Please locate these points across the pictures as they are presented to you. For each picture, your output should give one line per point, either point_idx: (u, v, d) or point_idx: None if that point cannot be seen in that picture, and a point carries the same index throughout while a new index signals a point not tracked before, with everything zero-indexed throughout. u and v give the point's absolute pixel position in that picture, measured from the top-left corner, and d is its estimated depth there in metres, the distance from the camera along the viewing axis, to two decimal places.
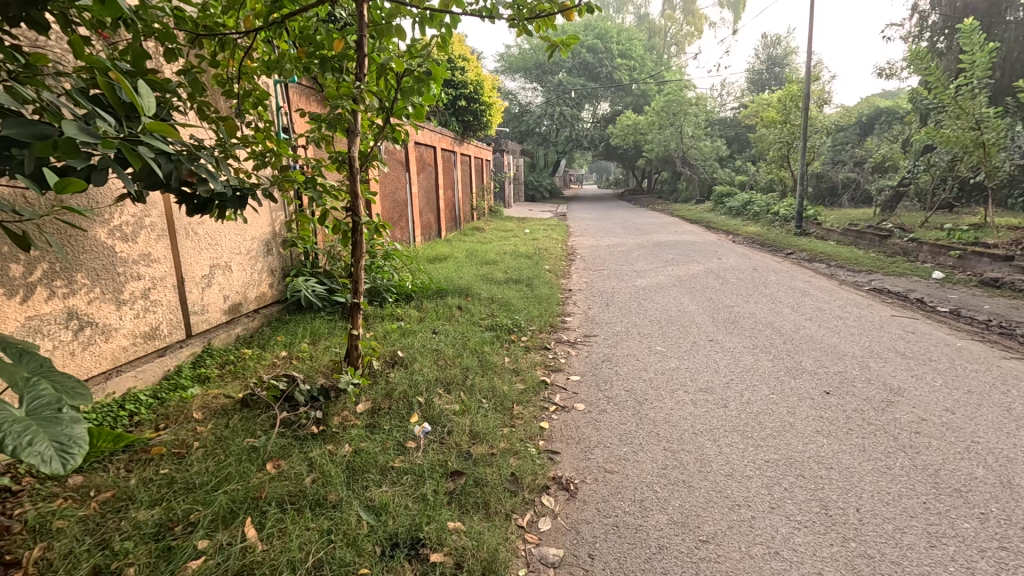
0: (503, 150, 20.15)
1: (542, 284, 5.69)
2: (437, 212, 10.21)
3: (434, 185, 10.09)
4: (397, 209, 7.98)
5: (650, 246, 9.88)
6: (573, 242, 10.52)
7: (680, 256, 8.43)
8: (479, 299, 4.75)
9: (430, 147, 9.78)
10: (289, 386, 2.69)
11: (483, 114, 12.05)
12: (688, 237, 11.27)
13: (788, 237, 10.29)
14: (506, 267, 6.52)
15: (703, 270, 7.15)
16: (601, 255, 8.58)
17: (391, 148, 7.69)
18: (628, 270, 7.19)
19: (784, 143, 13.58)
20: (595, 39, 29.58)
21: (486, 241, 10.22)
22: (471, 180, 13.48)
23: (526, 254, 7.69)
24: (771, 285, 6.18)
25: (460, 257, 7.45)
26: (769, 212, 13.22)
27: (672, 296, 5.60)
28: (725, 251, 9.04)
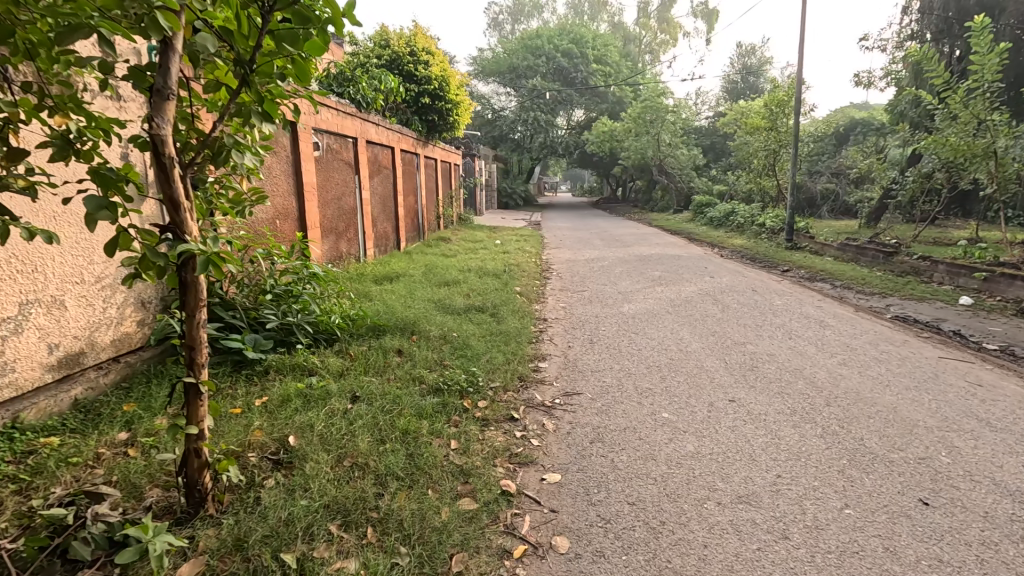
0: (474, 154, 19.17)
1: (512, 314, 4.63)
2: (395, 221, 9.10)
3: (392, 190, 8.98)
4: (342, 217, 6.83)
5: (634, 261, 8.96)
6: (548, 255, 9.55)
7: (668, 274, 7.50)
8: (427, 341, 3.65)
9: (387, 147, 8.65)
10: (81, 522, 1.66)
11: (450, 113, 10.95)
12: (671, 249, 10.45)
13: (780, 252, 9.53)
14: (470, 289, 5.45)
15: (697, 292, 6.21)
16: (579, 272, 7.58)
17: (335, 145, 6.57)
18: (611, 291, 6.22)
19: (768, 152, 12.94)
20: (570, 44, 28.96)
21: (452, 254, 9.13)
22: (437, 185, 12.40)
23: (494, 271, 6.61)
24: (780, 312, 5.26)
25: (416, 276, 6.30)
26: (754, 224, 12.53)
27: (669, 329, 4.60)
28: (716, 268, 8.16)
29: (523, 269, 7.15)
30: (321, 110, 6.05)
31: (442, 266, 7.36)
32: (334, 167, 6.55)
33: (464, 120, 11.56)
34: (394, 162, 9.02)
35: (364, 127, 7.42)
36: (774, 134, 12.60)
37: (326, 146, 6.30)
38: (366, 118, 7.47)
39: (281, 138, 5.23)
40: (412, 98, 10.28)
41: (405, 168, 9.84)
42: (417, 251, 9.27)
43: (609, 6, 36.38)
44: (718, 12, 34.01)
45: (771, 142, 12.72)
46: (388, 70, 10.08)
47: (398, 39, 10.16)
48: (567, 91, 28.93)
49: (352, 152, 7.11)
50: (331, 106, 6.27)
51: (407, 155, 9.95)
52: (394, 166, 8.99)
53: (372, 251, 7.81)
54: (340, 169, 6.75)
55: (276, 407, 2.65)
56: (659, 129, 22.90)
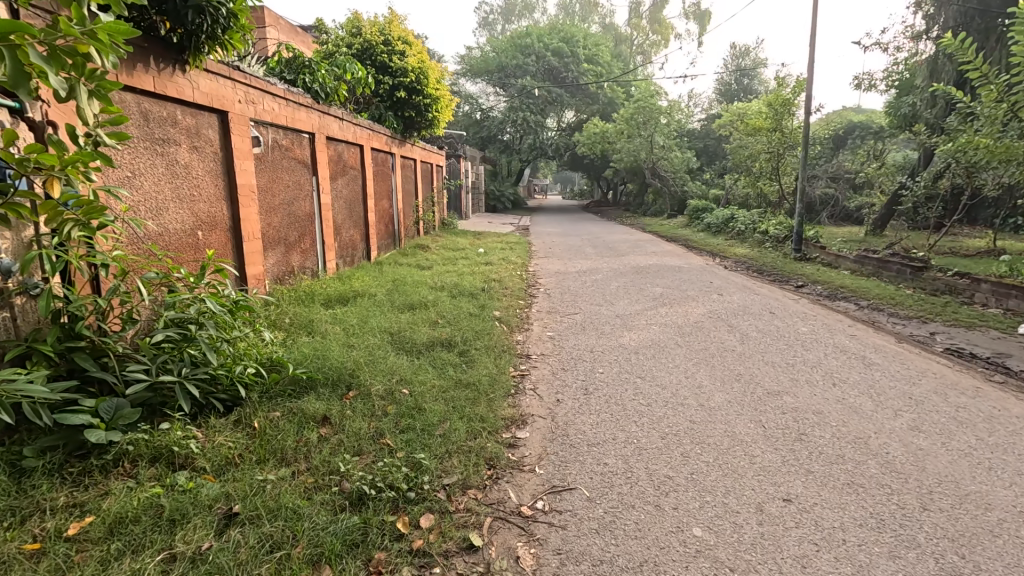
0: (459, 156, 18.28)
1: (486, 352, 3.70)
2: (364, 229, 8.15)
3: (361, 194, 8.02)
4: (294, 225, 5.87)
5: (630, 273, 8.10)
6: (536, 266, 8.66)
7: (671, 290, 6.62)
8: (366, 403, 2.72)
9: (354, 145, 7.69)
10: None
11: (429, 109, 10.00)
12: (669, 259, 9.64)
13: (789, 263, 8.70)
14: (439, 315, 4.54)
15: (708, 315, 5.32)
16: (570, 287, 6.68)
17: (285, 142, 5.61)
18: (607, 313, 5.34)
19: (771, 154, 12.17)
20: (560, 43, 28.12)
21: (428, 265, 8.20)
22: (416, 188, 11.48)
23: (471, 288, 5.68)
24: (811, 345, 4.38)
25: (378, 297, 5.35)
26: (756, 231, 11.76)
27: (681, 370, 3.70)
28: (723, 283, 7.30)
29: (505, 284, 6.23)
30: (265, 99, 5.09)
31: (413, 281, 6.41)
32: (283, 167, 5.58)
33: (445, 117, 10.60)
34: (365, 162, 8.08)
35: (324, 122, 6.47)
36: (777, 135, 11.82)
37: (272, 142, 5.34)
38: (327, 111, 6.52)
39: (206, 132, 4.26)
40: (385, 91, 9.35)
41: (377, 170, 8.89)
42: (390, 262, 8.33)
43: (600, 7, 35.70)
44: (710, 14, 33.36)
45: (775, 145, 11.93)
46: (360, 60, 9.17)
47: (371, 27, 9.23)
48: (557, 91, 28.13)
49: (308, 151, 6.16)
50: (279, 95, 5.32)
51: (380, 155, 9.01)
52: (364, 166, 8.04)
53: (334, 263, 6.85)
54: (292, 170, 5.81)
55: (98, 545, 1.68)
56: (652, 131, 22.16)
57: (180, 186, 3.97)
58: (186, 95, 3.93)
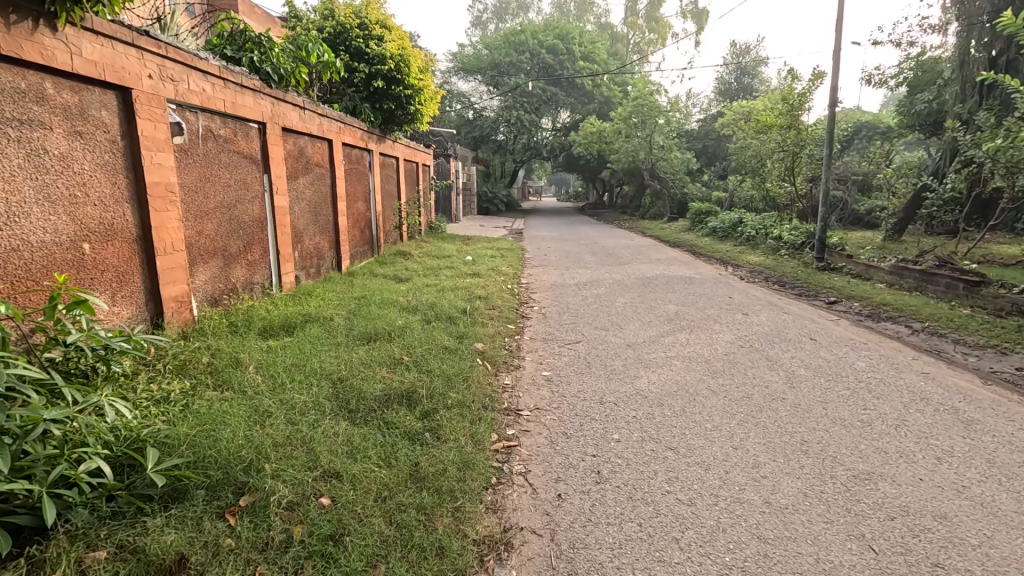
0: (449, 155, 17.33)
1: (456, 413, 2.72)
2: (334, 235, 7.16)
3: (328, 195, 7.03)
4: (236, 233, 4.85)
5: (637, 285, 7.16)
6: (529, 277, 7.70)
7: (687, 309, 5.65)
8: (257, 528, 1.73)
9: (320, 140, 6.69)
10: None
11: (411, 102, 8.98)
12: (677, 268, 8.71)
13: (813, 275, 7.77)
14: (405, 350, 3.56)
15: (739, 345, 4.36)
16: (569, 305, 5.72)
17: (222, 131, 4.60)
18: (616, 341, 4.38)
19: (784, 154, 11.18)
20: (556, 40, 27.18)
21: (407, 276, 7.19)
22: (398, 188, 10.48)
23: (450, 309, 4.68)
24: (879, 390, 3.42)
25: (335, 321, 4.37)
26: (768, 237, 10.85)
27: (724, 435, 2.73)
28: (744, 299, 6.34)
29: (493, 303, 5.26)
30: (191, 77, 4.08)
31: (384, 297, 5.42)
32: (220, 162, 4.58)
33: (430, 111, 9.61)
34: (335, 159, 7.09)
35: (278, 111, 5.48)
36: (791, 133, 10.82)
37: (203, 131, 4.33)
38: (283, 97, 5.52)
39: (97, 113, 3.26)
40: (362, 81, 8.35)
41: (351, 168, 7.90)
42: (364, 273, 7.33)
43: (596, 6, 34.94)
44: (708, 13, 32.59)
45: (789, 144, 10.92)
46: (333, 46, 8.18)
47: (346, 8, 8.23)
48: (552, 90, 27.20)
49: (257, 143, 5.16)
50: (213, 73, 4.32)
51: (355, 151, 8.03)
52: (333, 164, 7.06)
53: (292, 276, 5.85)
54: (235, 166, 4.81)
55: None
56: (650, 130, 21.30)
57: (49, 184, 2.96)
58: (59, 62, 2.92)
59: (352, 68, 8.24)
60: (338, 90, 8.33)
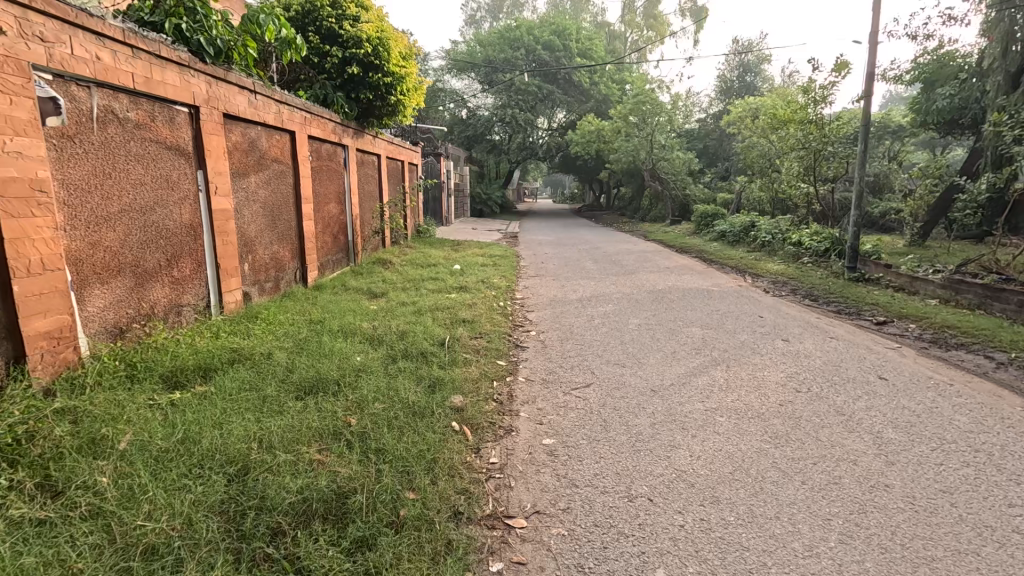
0: (440, 154, 16.36)
1: (409, 541, 1.74)
2: (297, 243, 6.17)
3: (290, 196, 6.02)
4: (156, 244, 3.85)
5: (650, 300, 6.20)
6: (525, 289, 6.72)
7: (715, 335, 4.68)
8: None
9: (277, 131, 5.67)
10: None
11: (393, 92, 7.94)
12: (691, 279, 7.76)
13: (847, 287, 6.84)
14: (351, 414, 2.57)
15: (794, 390, 3.39)
16: (573, 330, 4.74)
17: (133, 114, 3.60)
18: (636, 385, 3.41)
19: (803, 152, 10.12)
20: (551, 36, 26.21)
21: (383, 290, 6.19)
22: (380, 189, 9.48)
23: (424, 341, 3.69)
24: (1012, 468, 2.46)
25: (276, 358, 3.38)
26: (786, 243, 9.92)
27: (830, 572, 1.74)
28: (779, 319, 5.38)
29: (481, 330, 4.26)
30: (77, 39, 3.08)
31: (347, 320, 4.44)
32: (130, 154, 3.58)
33: (414, 102, 8.61)
34: (299, 154, 6.10)
35: (217, 94, 4.48)
36: (811, 129, 9.74)
37: (101, 114, 3.34)
38: (224, 77, 4.52)
39: None
40: (335, 67, 7.33)
41: (321, 166, 6.91)
42: (333, 287, 6.32)
43: (592, 5, 34.06)
44: (707, 10, 31.74)
45: (811, 140, 9.81)
46: (301, 26, 7.18)
47: None
48: (548, 87, 26.23)
49: (186, 132, 4.15)
50: (114, 37, 3.32)
51: (326, 146, 7.04)
52: (296, 161, 6.06)
53: (239, 293, 4.85)
54: (152, 159, 3.80)
55: None
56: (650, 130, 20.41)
57: None
58: None
59: (323, 52, 7.23)
60: (308, 76, 7.31)
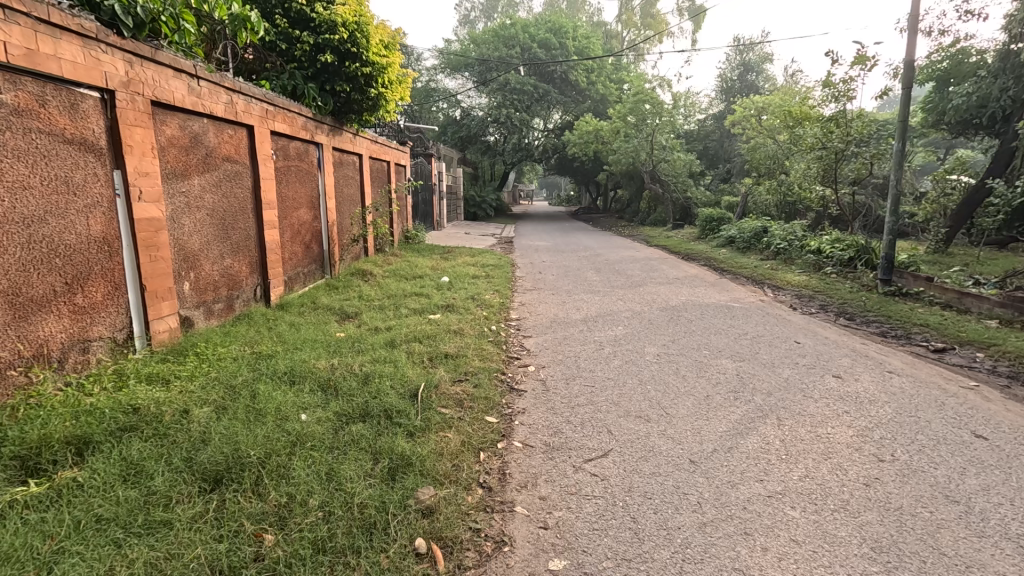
0: (431, 155, 15.56)
1: None
2: (256, 255, 5.32)
3: (247, 202, 5.18)
4: (48, 265, 3.00)
5: (665, 320, 5.41)
6: (522, 306, 5.90)
7: (751, 370, 3.88)
8: None
9: (230, 125, 4.83)
10: None
11: (373, 85, 7.08)
12: (706, 293, 6.99)
13: (885, 303, 6.07)
14: (267, 534, 1.73)
15: (875, 458, 2.58)
16: (580, 364, 3.92)
17: (9, 98, 2.76)
18: (671, 453, 2.60)
19: (823, 152, 9.32)
20: (548, 34, 25.47)
21: (356, 310, 5.35)
22: (361, 193, 8.64)
23: (392, 392, 2.86)
24: None
25: (191, 420, 2.54)
26: (804, 250, 9.15)
27: None
28: (820, 345, 4.57)
29: (466, 369, 3.42)
30: None
31: (301, 354, 3.61)
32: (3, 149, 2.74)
33: (399, 97, 7.79)
34: (259, 153, 5.25)
35: (142, 76, 3.64)
36: (833, 127, 8.94)
37: None
38: (150, 56, 3.68)
39: None
40: (306, 54, 6.48)
41: (289, 166, 6.07)
42: (299, 307, 5.48)
43: (589, 5, 33.43)
44: (706, 10, 31.15)
45: (833, 139, 8.96)
46: (267, 9, 6.38)
47: None
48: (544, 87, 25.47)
49: (97, 123, 3.32)
50: None
51: (295, 143, 6.20)
52: (255, 160, 5.22)
53: (174, 320, 3.99)
54: (43, 156, 2.96)
55: None
56: (650, 130, 19.75)
57: None
58: None
59: (293, 38, 6.39)
60: (275, 64, 6.45)
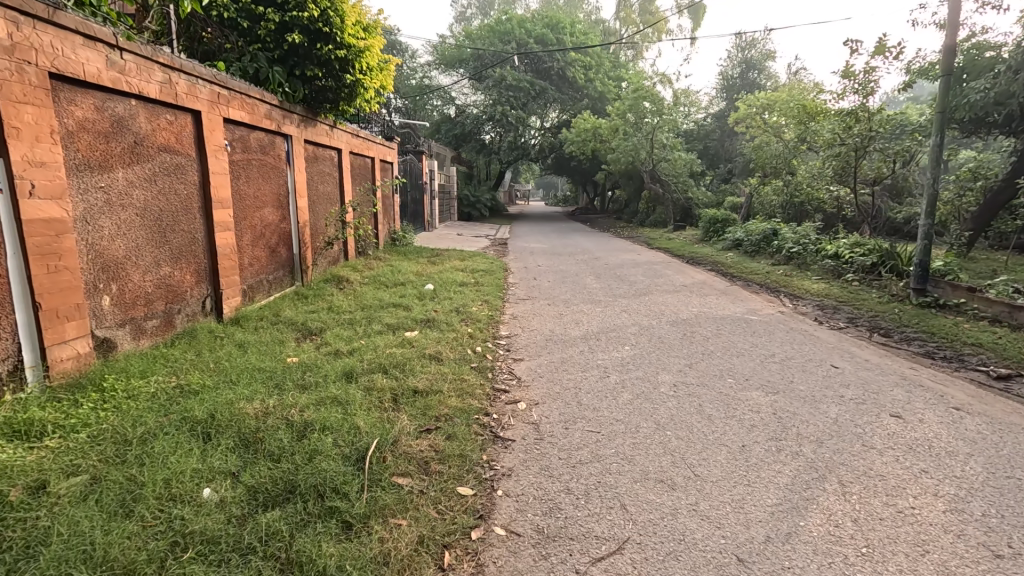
0: (421, 152, 14.82)
1: None
2: (205, 262, 4.60)
3: (193, 201, 4.44)
4: None
5: (678, 337, 4.71)
6: (514, 319, 5.18)
7: (791, 406, 3.18)
8: None
9: (168, 110, 4.09)
10: None
11: (349, 71, 6.31)
12: (719, 303, 6.30)
13: (923, 316, 5.39)
14: None
15: (989, 555, 1.88)
16: (582, 399, 3.20)
17: None
18: (711, 545, 1.89)
19: (842, 148, 8.33)
20: (544, 29, 24.69)
21: (321, 327, 4.62)
22: (340, 191, 7.90)
23: (332, 453, 2.14)
24: None
25: (44, 501, 1.82)
26: (820, 255, 8.48)
27: None
28: (863, 371, 3.88)
29: (437, 414, 2.70)
30: None
31: (233, 389, 2.89)
32: None
33: (380, 85, 7.04)
34: (207, 143, 4.51)
35: (36, 42, 2.91)
36: (852, 121, 8.01)
37: None
38: (46, 17, 2.95)
39: None
40: (270, 33, 5.71)
41: (249, 159, 5.34)
42: (256, 322, 4.75)
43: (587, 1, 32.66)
44: (706, 7, 30.41)
45: (851, 134, 8.06)
46: None
47: None
48: (541, 83, 24.76)
49: None
50: None
51: (256, 134, 5.47)
52: (203, 152, 4.48)
53: (87, 344, 3.26)
54: None
55: None
56: (650, 128, 19.06)
57: None
58: None
59: (255, 15, 5.62)
60: (234, 44, 5.69)
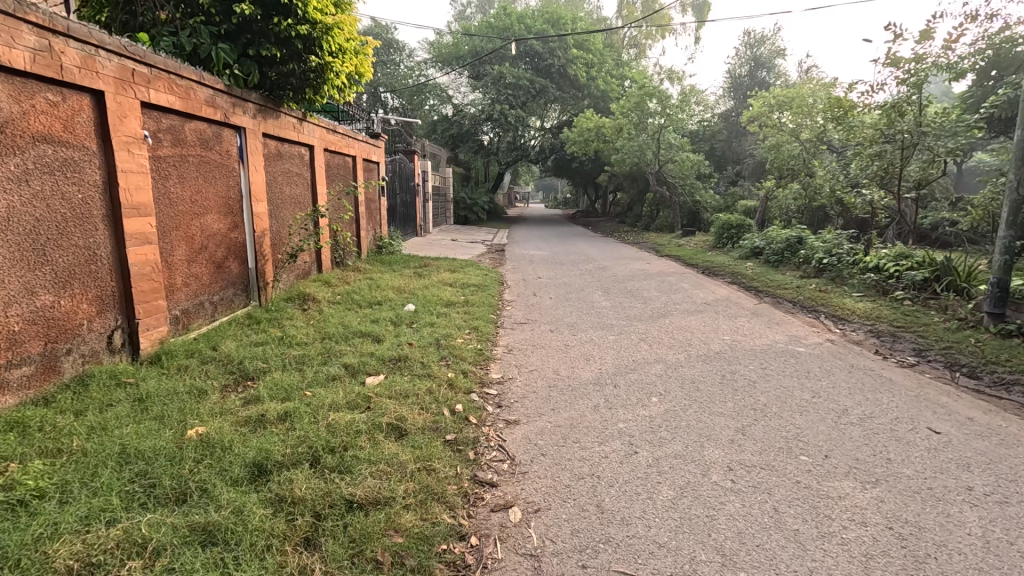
0: (413, 152, 13.83)
1: None
2: (114, 285, 3.60)
3: (94, 208, 3.43)
4: None
5: (717, 382, 3.70)
6: (509, 354, 4.16)
7: (911, 514, 2.16)
8: None
9: (52, 88, 3.09)
10: None
11: (316, 51, 5.31)
12: (754, 328, 5.29)
13: (1012, 350, 4.38)
14: None
15: None
16: (602, 503, 2.18)
17: None
18: None
19: (885, 147, 7.26)
20: (545, 25, 23.74)
21: (261, 370, 3.60)
22: (311, 194, 6.90)
23: None
24: None
25: None
26: (858, 268, 7.48)
27: None
28: (978, 441, 2.86)
29: (378, 555, 1.71)
30: None
31: (72, 498, 1.89)
32: None
33: (357, 71, 6.05)
34: (115, 133, 3.52)
35: None
36: (897, 115, 7.02)
37: None
38: None
39: None
40: (216, 3, 4.69)
41: (183, 155, 4.34)
42: (181, 362, 3.74)
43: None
44: (710, 5, 29.45)
45: (896, 130, 7.08)
46: None
47: None
48: (542, 81, 23.79)
49: None
50: None
51: (194, 124, 4.47)
52: (109, 145, 3.49)
53: None
54: None
55: None
56: (656, 128, 18.09)
57: None
58: None
59: None
60: (170, 15, 4.65)
